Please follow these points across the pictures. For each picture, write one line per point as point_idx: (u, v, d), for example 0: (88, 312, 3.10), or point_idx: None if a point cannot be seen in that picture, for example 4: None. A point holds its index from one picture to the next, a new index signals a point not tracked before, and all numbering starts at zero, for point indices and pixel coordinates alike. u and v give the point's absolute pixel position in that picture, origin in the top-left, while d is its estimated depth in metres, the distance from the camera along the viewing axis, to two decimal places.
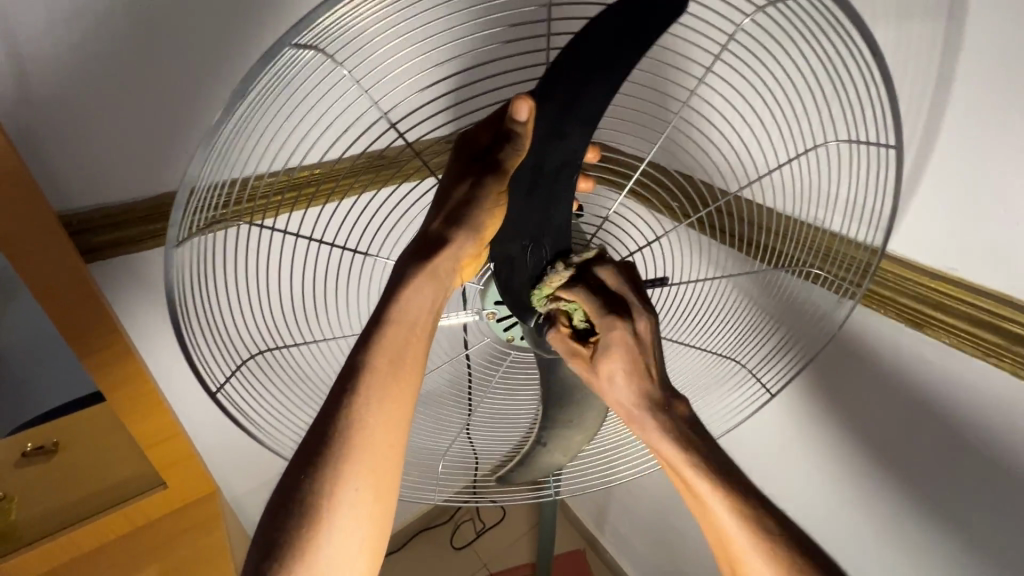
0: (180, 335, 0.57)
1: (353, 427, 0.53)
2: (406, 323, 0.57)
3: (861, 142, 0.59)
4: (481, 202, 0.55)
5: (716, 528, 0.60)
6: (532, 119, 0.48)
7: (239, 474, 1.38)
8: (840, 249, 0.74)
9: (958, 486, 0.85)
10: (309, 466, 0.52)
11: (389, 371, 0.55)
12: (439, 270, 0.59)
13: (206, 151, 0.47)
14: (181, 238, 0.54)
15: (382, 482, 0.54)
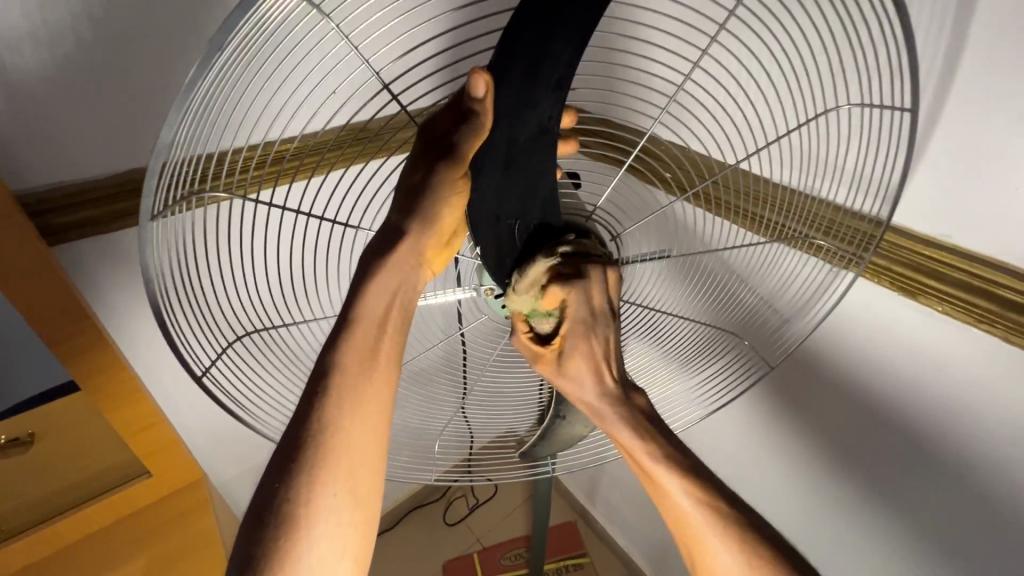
0: (160, 315, 0.54)
1: (325, 429, 0.50)
2: (373, 319, 0.54)
3: (873, 107, 0.57)
4: (435, 190, 0.51)
5: (677, 515, 0.60)
6: (491, 95, 0.44)
7: (226, 460, 1.35)
8: (842, 222, 0.74)
9: (947, 454, 0.87)
10: (282, 473, 0.49)
11: (360, 366, 0.53)
12: (400, 265, 0.55)
13: (179, 114, 0.42)
14: (156, 213, 0.49)
15: (360, 489, 0.51)
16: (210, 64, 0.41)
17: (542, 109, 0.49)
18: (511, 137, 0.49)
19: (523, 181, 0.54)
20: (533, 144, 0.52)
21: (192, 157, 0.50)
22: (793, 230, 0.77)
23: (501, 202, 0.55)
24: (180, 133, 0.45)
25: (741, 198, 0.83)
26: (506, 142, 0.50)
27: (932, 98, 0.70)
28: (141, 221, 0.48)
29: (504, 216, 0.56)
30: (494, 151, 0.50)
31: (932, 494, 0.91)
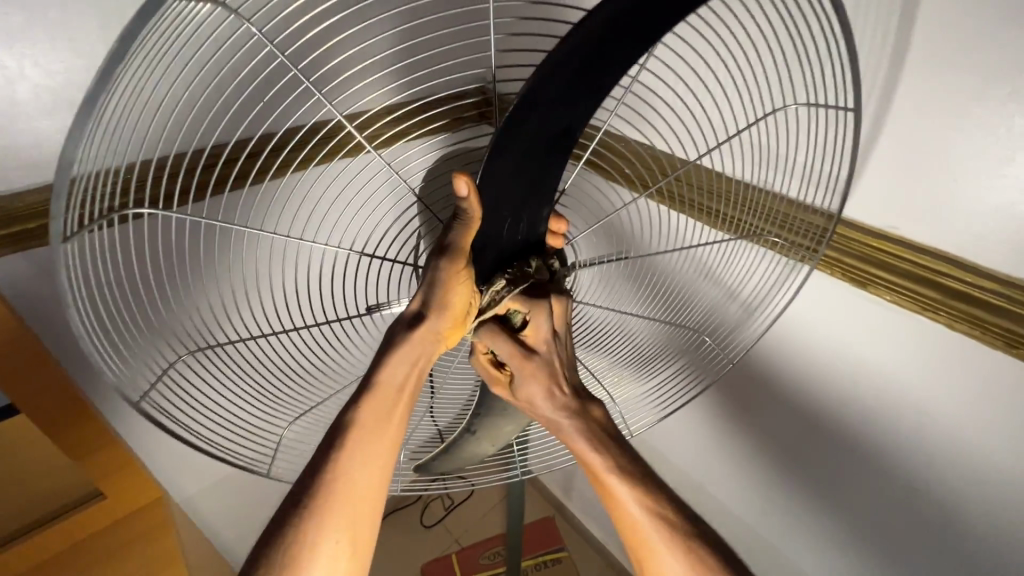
0: (82, 341, 0.50)
1: (333, 481, 0.53)
2: (392, 388, 0.58)
3: (820, 105, 0.57)
4: (439, 277, 0.55)
5: (633, 525, 0.60)
6: (474, 190, 0.48)
7: (188, 477, 1.30)
8: (796, 215, 0.74)
9: (903, 437, 0.89)
10: (288, 516, 0.52)
11: (375, 428, 0.56)
12: (420, 343, 0.58)
13: (83, 130, 0.39)
14: (69, 233, 0.45)
15: (360, 542, 0.54)
16: (116, 77, 0.37)
17: (576, 112, 0.49)
18: (539, 130, 0.48)
19: (528, 180, 0.53)
20: (552, 142, 0.51)
21: (98, 175, 0.46)
22: (754, 226, 0.77)
23: (502, 196, 0.53)
24: (87, 147, 0.41)
25: (697, 192, 0.82)
26: (530, 135, 0.49)
27: (881, 95, 0.71)
28: (52, 244, 0.44)
29: (503, 208, 0.54)
30: (517, 142, 0.49)
31: (888, 473, 0.95)
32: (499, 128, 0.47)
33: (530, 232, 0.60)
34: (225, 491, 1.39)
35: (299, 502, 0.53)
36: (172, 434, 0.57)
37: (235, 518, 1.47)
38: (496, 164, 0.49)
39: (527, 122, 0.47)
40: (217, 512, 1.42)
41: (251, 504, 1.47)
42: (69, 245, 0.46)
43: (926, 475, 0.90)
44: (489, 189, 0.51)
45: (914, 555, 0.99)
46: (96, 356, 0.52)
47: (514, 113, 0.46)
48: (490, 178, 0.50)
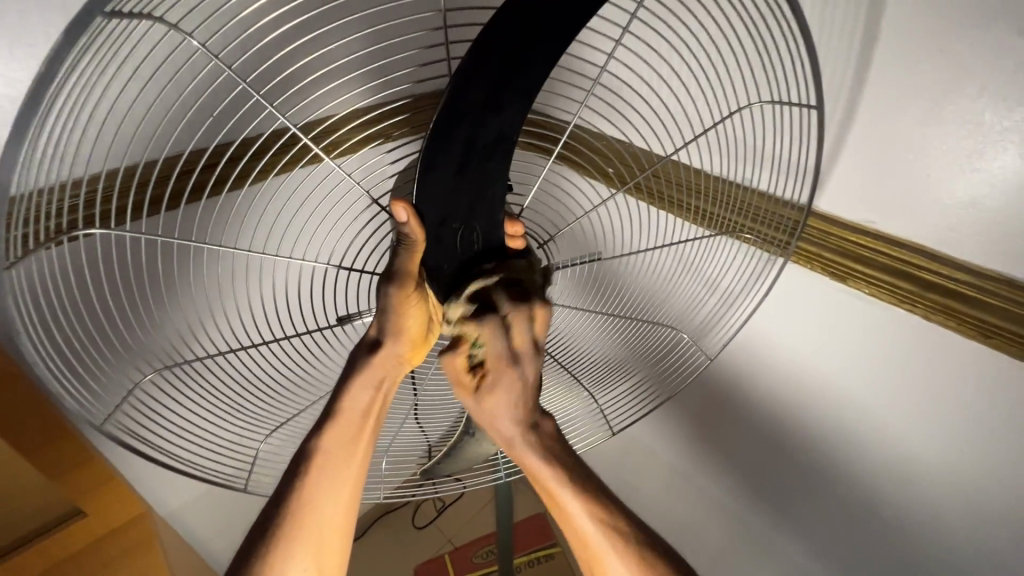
0: (36, 368, 0.48)
1: (301, 508, 0.54)
2: (356, 411, 0.58)
3: (782, 102, 0.56)
4: (390, 307, 0.55)
5: (582, 543, 0.59)
6: (414, 219, 0.48)
7: (172, 490, 1.28)
8: (768, 210, 0.75)
9: (880, 426, 0.90)
10: (253, 547, 0.53)
11: (341, 454, 0.57)
12: (381, 370, 0.59)
13: (15, 153, 0.37)
14: (15, 257, 0.44)
15: (328, 567, 0.56)
16: (45, 100, 0.36)
17: (506, 115, 0.47)
18: (472, 138, 0.47)
19: (473, 189, 0.51)
20: (491, 149, 0.49)
21: (32, 196, 0.44)
22: (727, 222, 0.77)
23: (448, 207, 0.51)
24: (21, 169, 0.40)
25: (672, 187, 0.83)
26: (462, 145, 0.47)
27: (849, 87, 0.70)
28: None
29: (452, 220, 0.52)
30: (451, 152, 0.47)
31: (869, 462, 0.95)
32: (426, 142, 0.46)
33: (489, 236, 0.56)
34: (210, 502, 1.38)
35: (266, 530, 0.54)
36: (139, 454, 0.56)
37: (222, 530, 1.45)
38: (431, 177, 0.48)
39: (455, 132, 0.46)
40: (205, 523, 1.41)
41: (238, 515, 1.46)
42: (12, 273, 0.44)
43: (905, 462, 0.90)
44: (434, 203, 0.50)
45: (897, 541, 0.99)
46: (55, 380, 0.51)
47: (445, 116, 0.45)
48: (431, 191, 0.49)
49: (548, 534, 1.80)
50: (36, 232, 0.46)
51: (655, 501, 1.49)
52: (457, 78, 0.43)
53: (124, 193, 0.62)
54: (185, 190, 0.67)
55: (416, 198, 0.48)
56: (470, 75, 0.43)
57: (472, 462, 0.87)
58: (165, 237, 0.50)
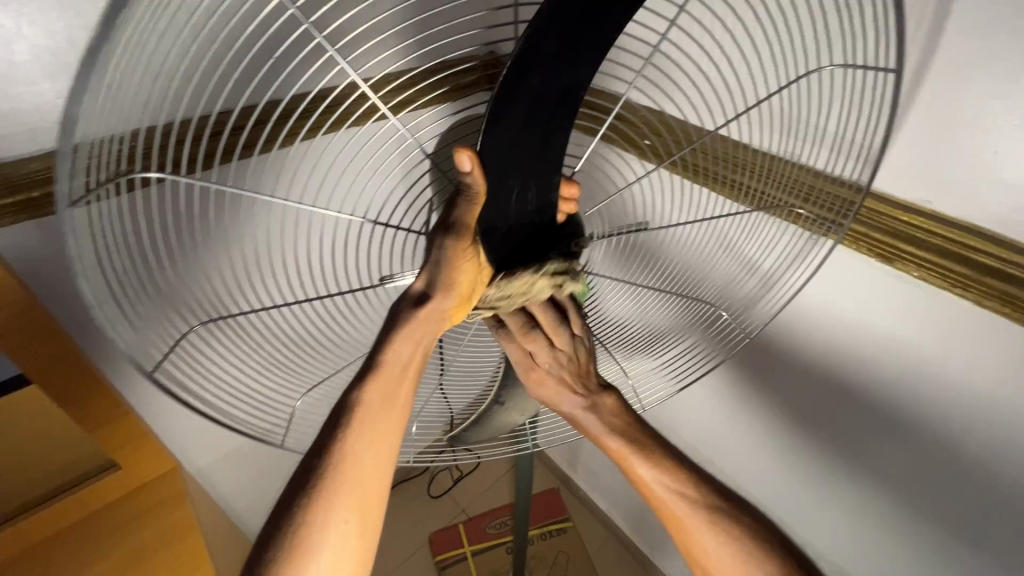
0: (93, 305, 0.49)
1: (343, 460, 0.55)
2: (397, 365, 0.58)
3: (858, 66, 0.55)
4: (443, 260, 0.54)
5: (657, 495, 0.69)
6: (478, 168, 0.48)
7: (199, 448, 1.31)
8: (824, 189, 0.70)
9: (920, 416, 0.87)
10: (295, 499, 0.54)
11: (381, 409, 0.57)
12: (423, 326, 0.58)
13: (86, 87, 0.37)
14: (78, 195, 0.43)
15: (367, 523, 0.56)
16: (117, 31, 0.35)
17: (578, 71, 0.48)
18: (542, 89, 0.47)
19: (536, 144, 0.51)
20: (558, 103, 0.49)
21: (99, 142, 0.45)
22: (776, 200, 0.74)
23: (507, 162, 0.50)
24: (90, 103, 0.39)
25: (720, 163, 0.79)
26: (530, 96, 0.47)
27: (917, 56, 0.67)
28: (57, 208, 0.42)
29: (511, 176, 0.52)
30: (521, 102, 0.47)
31: (901, 455, 0.93)
32: (496, 93, 0.45)
33: (541, 201, 0.57)
34: (234, 461, 1.41)
35: (308, 486, 0.54)
36: (184, 404, 0.56)
37: (246, 489, 1.49)
38: (498, 129, 0.47)
39: (528, 81, 0.46)
40: (229, 482, 1.44)
41: (262, 474, 1.50)
42: (75, 211, 0.45)
43: (938, 458, 0.88)
44: (500, 155, 0.49)
45: (923, 533, 0.98)
46: (109, 323, 0.51)
47: (518, 66, 0.44)
48: (496, 144, 0.48)
49: (559, 509, 1.85)
50: (99, 176, 0.47)
51: None
52: (535, 27, 0.42)
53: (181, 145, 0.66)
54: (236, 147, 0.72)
55: (481, 145, 0.47)
56: (549, 25, 0.43)
57: (494, 434, 0.88)
58: (214, 183, 0.49)
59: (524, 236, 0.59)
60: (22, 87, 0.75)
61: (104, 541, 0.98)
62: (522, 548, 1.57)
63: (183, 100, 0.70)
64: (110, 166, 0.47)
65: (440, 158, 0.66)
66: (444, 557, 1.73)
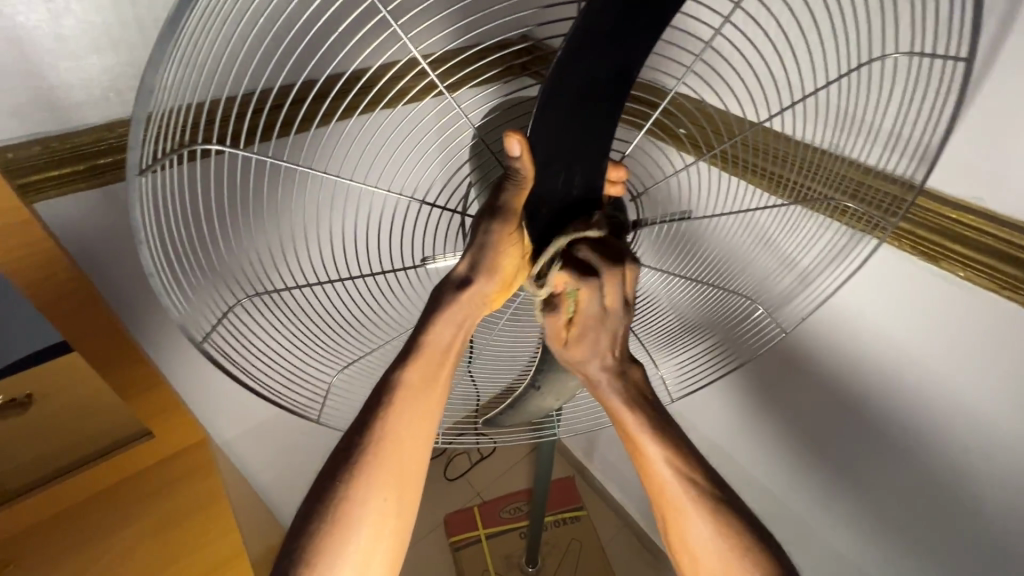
0: (153, 274, 0.51)
1: (384, 436, 0.56)
2: (438, 348, 0.59)
3: (926, 54, 0.55)
4: (489, 244, 0.55)
5: (656, 481, 0.67)
6: (526, 152, 0.49)
7: (228, 420, 1.35)
8: (872, 184, 0.69)
9: (957, 416, 0.86)
10: (338, 472, 0.55)
11: (421, 387, 0.58)
12: (466, 310, 0.59)
13: (161, 59, 0.38)
14: (144, 164, 0.44)
15: (406, 498, 0.58)
16: (194, 7, 0.36)
17: (633, 50, 0.47)
18: (597, 68, 0.46)
19: (583, 128, 0.51)
20: (611, 83, 0.49)
21: (165, 115, 0.46)
22: (824, 192, 0.71)
23: (557, 142, 0.51)
24: (162, 75, 0.40)
25: (761, 155, 0.77)
26: (584, 75, 0.47)
27: (984, 47, 0.65)
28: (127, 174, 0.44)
29: (561, 158, 0.52)
30: (571, 83, 0.47)
31: (937, 453, 0.92)
32: (548, 72, 0.46)
33: (588, 185, 0.56)
34: (262, 435, 1.45)
35: (350, 458, 0.56)
36: (229, 374, 0.58)
37: (271, 462, 1.53)
38: (549, 110, 0.48)
39: (581, 60, 0.46)
40: (255, 455, 1.48)
41: (286, 449, 1.54)
42: (141, 181, 0.46)
43: (972, 457, 0.87)
44: (548, 136, 0.50)
45: (951, 532, 0.97)
46: (165, 291, 0.53)
47: (572, 44, 0.44)
48: (542, 125, 0.49)
49: (574, 496, 1.87)
50: (164, 146, 0.49)
51: None
52: (589, 7, 0.42)
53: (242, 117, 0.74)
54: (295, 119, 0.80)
55: (530, 131, 0.49)
56: (606, 3, 0.42)
57: (525, 419, 0.87)
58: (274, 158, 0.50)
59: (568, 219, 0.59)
60: (68, 62, 0.77)
61: (141, 504, 1.04)
62: (538, 532, 1.59)
63: (250, 71, 0.79)
64: (169, 141, 0.48)
65: (477, 150, 0.65)
66: (460, 538, 1.76)
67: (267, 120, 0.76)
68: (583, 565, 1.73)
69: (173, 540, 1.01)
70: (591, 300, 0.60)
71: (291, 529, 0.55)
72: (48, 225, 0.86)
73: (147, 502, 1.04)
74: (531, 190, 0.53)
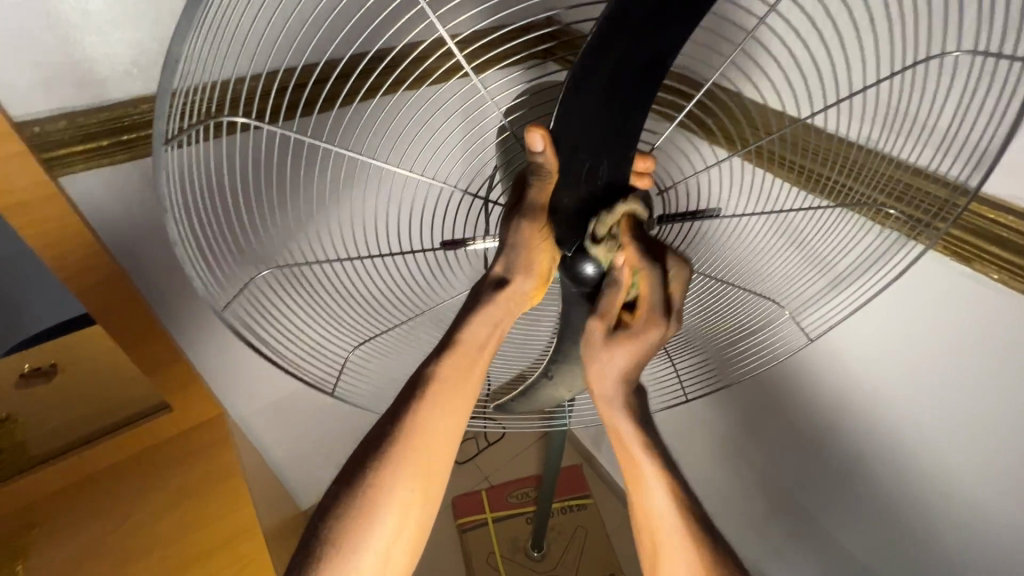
0: (178, 241, 0.50)
1: (413, 429, 0.56)
2: (473, 347, 0.59)
3: (986, 54, 0.52)
4: (518, 242, 0.57)
5: (653, 522, 0.69)
6: (549, 147, 0.50)
7: (245, 398, 1.37)
8: (921, 188, 0.65)
9: (982, 434, 0.83)
10: (364, 462, 0.55)
11: (455, 383, 0.58)
12: (503, 307, 0.60)
13: (188, 32, 0.36)
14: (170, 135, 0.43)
15: (430, 493, 0.57)
16: None
17: (666, 41, 0.46)
18: (627, 56, 0.46)
19: (616, 113, 0.50)
20: (652, 67, 0.48)
21: (190, 91, 0.45)
22: (865, 196, 0.68)
23: (585, 131, 0.50)
24: (191, 46, 0.39)
25: (800, 153, 0.74)
26: (615, 63, 0.47)
27: None
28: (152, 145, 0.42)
29: (583, 146, 0.51)
30: (602, 67, 0.47)
31: (963, 470, 0.88)
32: (579, 57, 0.47)
33: (613, 177, 0.55)
34: (277, 413, 1.47)
35: (376, 448, 0.56)
36: (254, 348, 0.58)
37: (284, 439, 1.55)
38: (575, 91, 0.48)
39: (611, 47, 0.46)
40: (269, 432, 1.50)
41: (300, 428, 1.56)
42: (165, 151, 0.45)
43: (996, 475, 0.84)
44: (577, 124, 0.50)
45: (966, 549, 0.95)
46: (190, 262, 0.53)
47: (602, 31, 0.45)
48: (571, 117, 0.50)
49: (581, 486, 1.88)
50: (187, 118, 0.47)
51: (702, 470, 1.48)
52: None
53: (265, 96, 0.74)
54: (317, 98, 0.80)
55: (558, 119, 0.50)
56: None
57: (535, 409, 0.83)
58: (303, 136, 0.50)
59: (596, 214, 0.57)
60: (96, 36, 0.76)
61: (157, 476, 1.06)
62: (544, 519, 1.60)
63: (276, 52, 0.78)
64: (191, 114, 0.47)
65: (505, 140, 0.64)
66: (467, 520, 1.78)
67: (291, 99, 0.76)
68: (587, 553, 1.74)
69: (191, 509, 1.02)
70: (655, 292, 0.60)
71: (313, 515, 0.55)
72: (74, 199, 0.86)
73: (164, 474, 1.07)
74: (556, 182, 0.54)
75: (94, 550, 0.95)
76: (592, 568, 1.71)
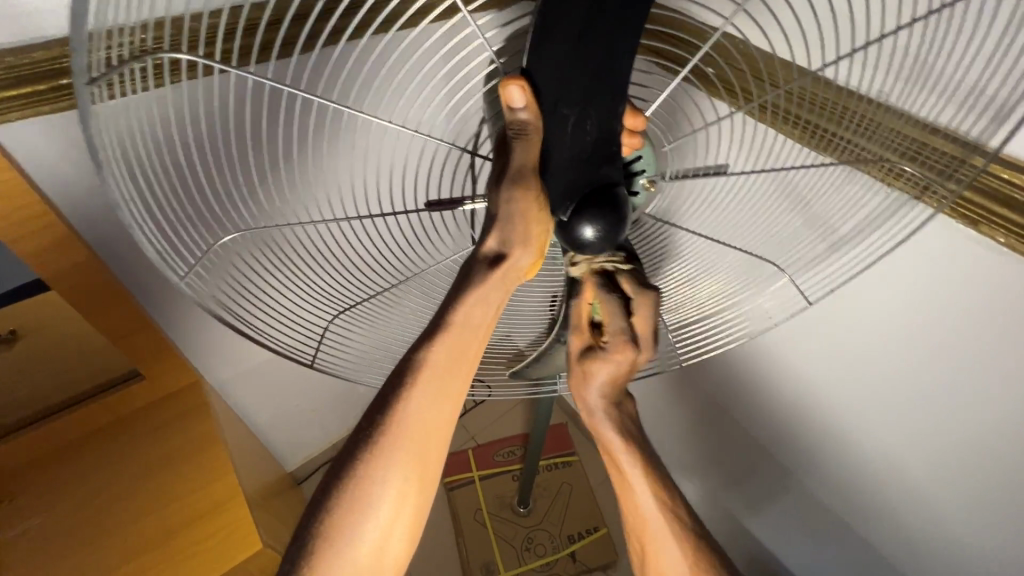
0: (117, 197, 0.44)
1: (407, 417, 0.52)
2: (467, 328, 0.55)
3: None
4: (515, 205, 0.53)
5: (635, 510, 0.71)
6: (528, 97, 0.49)
7: (224, 363, 1.32)
8: (937, 148, 0.61)
9: (970, 394, 0.85)
10: (355, 454, 0.52)
11: (446, 368, 0.54)
12: (505, 279, 0.56)
13: None
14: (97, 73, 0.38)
15: (427, 478, 0.54)
16: None
17: None
18: None
19: (595, 60, 0.47)
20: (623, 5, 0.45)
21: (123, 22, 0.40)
22: (880, 155, 0.64)
23: (564, 81, 0.48)
24: None
25: (808, 108, 0.69)
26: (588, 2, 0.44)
27: None
28: (76, 84, 0.37)
29: (564, 99, 0.49)
30: (573, 9, 0.44)
31: (943, 425, 0.92)
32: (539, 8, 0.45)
33: (603, 130, 0.53)
34: (258, 377, 1.42)
35: (367, 438, 0.52)
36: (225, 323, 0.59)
37: (267, 404, 1.52)
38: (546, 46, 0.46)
39: None
40: (250, 398, 1.46)
41: (283, 392, 1.52)
42: (92, 91, 0.40)
43: (980, 432, 0.87)
44: (553, 75, 0.48)
45: (942, 499, 0.98)
46: (132, 219, 0.48)
47: None
48: (548, 64, 0.47)
49: (567, 444, 1.91)
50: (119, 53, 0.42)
51: (688, 427, 1.52)
52: None
53: (230, 36, 0.66)
54: (295, 39, 0.72)
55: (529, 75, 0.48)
56: None
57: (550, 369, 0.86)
58: (258, 77, 0.47)
59: (590, 171, 0.56)
60: None
61: (133, 446, 1.02)
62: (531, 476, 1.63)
63: None
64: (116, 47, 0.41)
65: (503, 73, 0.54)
66: (454, 479, 1.81)
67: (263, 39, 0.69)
68: (571, 508, 1.79)
69: (173, 476, 0.99)
70: (614, 318, 0.66)
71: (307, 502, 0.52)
72: (11, 152, 0.77)
73: (141, 442, 1.02)
74: (542, 138, 0.52)
75: (74, 521, 0.92)
76: (576, 521, 1.77)
